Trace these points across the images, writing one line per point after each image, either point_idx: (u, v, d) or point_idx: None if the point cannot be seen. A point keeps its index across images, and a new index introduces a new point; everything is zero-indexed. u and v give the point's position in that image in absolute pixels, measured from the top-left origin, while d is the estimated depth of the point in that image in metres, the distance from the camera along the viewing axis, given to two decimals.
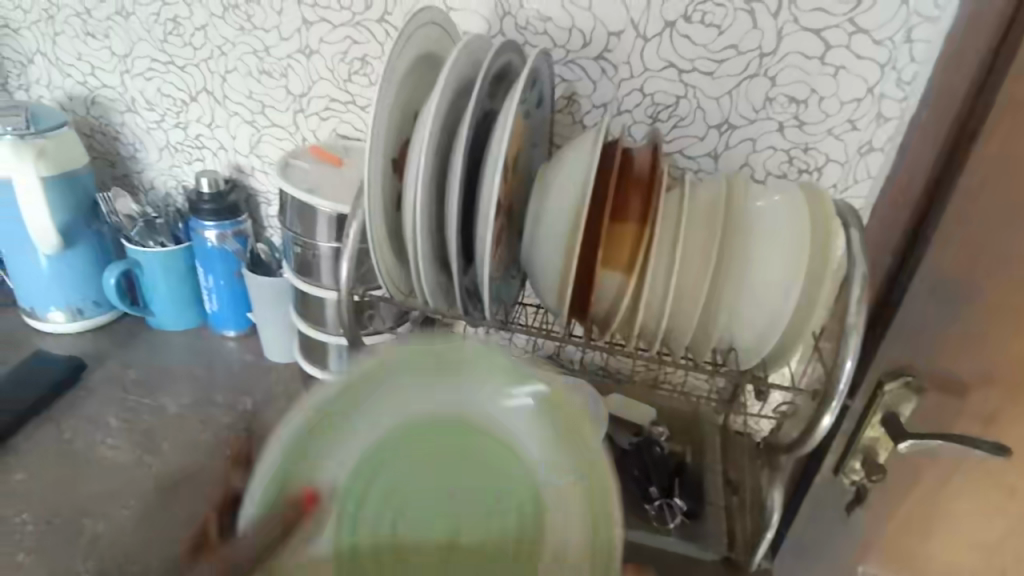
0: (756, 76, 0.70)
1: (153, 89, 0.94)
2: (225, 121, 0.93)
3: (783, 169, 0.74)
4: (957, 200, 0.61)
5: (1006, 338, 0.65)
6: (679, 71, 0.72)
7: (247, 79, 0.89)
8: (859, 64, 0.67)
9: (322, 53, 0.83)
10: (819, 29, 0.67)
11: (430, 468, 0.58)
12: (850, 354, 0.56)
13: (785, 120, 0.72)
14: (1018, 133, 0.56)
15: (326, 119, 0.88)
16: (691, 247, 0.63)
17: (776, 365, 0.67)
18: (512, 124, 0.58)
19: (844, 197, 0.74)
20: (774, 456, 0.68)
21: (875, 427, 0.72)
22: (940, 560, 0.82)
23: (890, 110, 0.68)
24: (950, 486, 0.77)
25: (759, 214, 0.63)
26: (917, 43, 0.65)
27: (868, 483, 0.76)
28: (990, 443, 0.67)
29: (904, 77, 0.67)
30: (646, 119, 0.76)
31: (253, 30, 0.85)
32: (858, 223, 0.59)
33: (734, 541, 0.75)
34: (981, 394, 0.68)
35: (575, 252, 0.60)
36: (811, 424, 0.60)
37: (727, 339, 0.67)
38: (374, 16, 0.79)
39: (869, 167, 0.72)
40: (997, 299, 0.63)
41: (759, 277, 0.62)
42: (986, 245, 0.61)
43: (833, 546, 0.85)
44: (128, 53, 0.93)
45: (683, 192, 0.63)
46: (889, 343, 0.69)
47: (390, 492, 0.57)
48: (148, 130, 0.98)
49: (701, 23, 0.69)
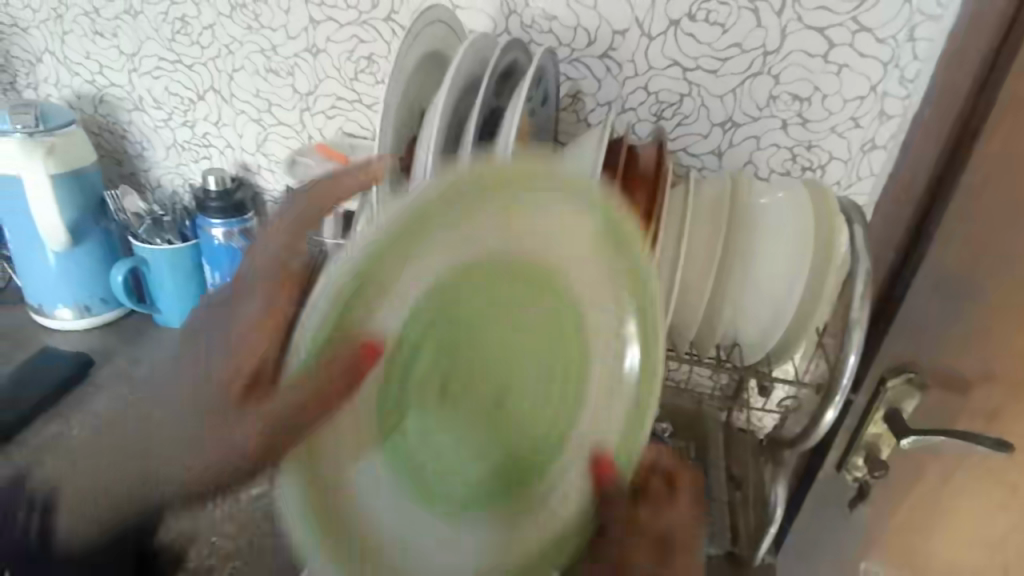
0: (760, 74, 0.71)
1: (160, 87, 0.95)
2: (232, 119, 0.94)
3: (786, 166, 0.75)
4: (959, 197, 0.62)
5: (1010, 334, 0.65)
6: (683, 69, 0.73)
7: (254, 78, 0.89)
8: (862, 62, 0.67)
9: (329, 52, 0.84)
10: (823, 27, 0.67)
11: (475, 332, 0.55)
12: (853, 348, 0.56)
13: (788, 118, 0.72)
14: (1020, 131, 0.57)
15: (332, 117, 0.88)
16: (695, 244, 0.63)
17: (779, 360, 0.68)
18: (519, 120, 0.57)
19: (847, 194, 0.74)
20: (777, 451, 0.69)
21: (878, 423, 0.73)
22: (941, 558, 0.82)
23: (893, 108, 0.69)
24: (952, 482, 0.77)
25: (763, 210, 0.64)
26: (920, 42, 0.65)
27: (870, 480, 0.76)
28: (992, 440, 0.68)
29: (906, 75, 0.67)
30: (650, 117, 0.76)
31: (261, 29, 0.85)
32: (862, 220, 0.59)
33: (738, 536, 0.76)
34: (984, 391, 0.68)
35: None
36: (813, 419, 0.60)
37: (731, 335, 0.68)
38: (380, 15, 0.80)
39: (872, 165, 0.72)
40: (1000, 299, 0.64)
41: (763, 271, 0.64)
42: (988, 243, 0.62)
43: (835, 541, 0.85)
44: (136, 52, 0.94)
45: (687, 189, 0.63)
46: (891, 339, 0.71)
47: (445, 339, 0.55)
48: (156, 128, 0.99)
49: (705, 21, 0.70)
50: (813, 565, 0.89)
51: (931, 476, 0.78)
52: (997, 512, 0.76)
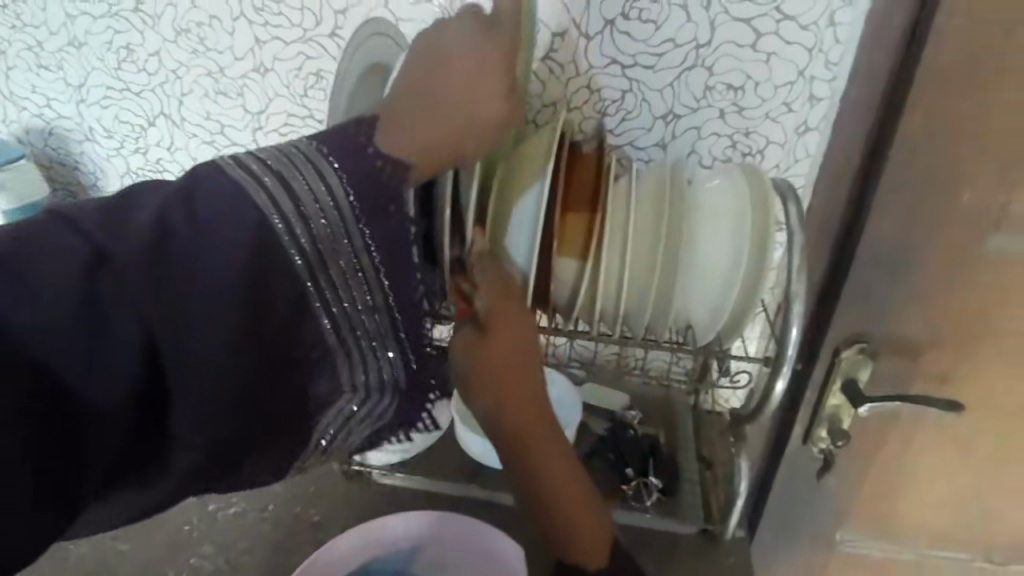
0: (695, 67, 0.74)
1: (110, 116, 0.97)
2: (184, 143, 0.97)
3: (728, 154, 0.79)
4: (893, 169, 0.60)
5: (956, 296, 0.66)
6: (622, 66, 0.76)
7: (204, 101, 0.92)
8: (789, 49, 0.72)
9: (276, 71, 0.87)
10: (748, 18, 0.71)
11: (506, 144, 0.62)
12: (794, 322, 0.60)
13: (725, 107, 0.76)
14: (945, 99, 0.56)
15: (285, 134, 0.92)
16: (643, 229, 0.67)
17: (730, 338, 0.71)
18: (446, 220, 0.60)
19: (785, 177, 0.79)
20: (740, 428, 0.74)
21: (836, 394, 0.74)
22: (909, 517, 0.85)
23: (821, 91, 0.73)
24: (912, 445, 0.79)
25: (703, 194, 0.69)
26: (841, 26, 0.70)
27: (835, 450, 0.77)
28: (946, 402, 0.71)
29: (831, 59, 0.71)
30: (596, 113, 0.79)
31: (207, 52, 0.88)
32: (795, 198, 0.63)
33: (711, 512, 0.79)
34: (934, 353, 0.70)
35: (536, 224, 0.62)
36: (766, 392, 0.64)
37: (684, 318, 0.72)
38: (325, 31, 0.83)
39: (808, 146, 0.77)
40: (942, 264, 0.65)
41: (705, 254, 0.68)
42: (923, 211, 0.62)
43: (810, 517, 0.86)
44: (82, 83, 0.96)
45: (626, 180, 0.67)
46: (839, 318, 0.69)
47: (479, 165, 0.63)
48: (108, 158, 1.01)
49: (638, 19, 0.73)
50: (791, 545, 0.89)
51: (893, 445, 0.79)
52: (952, 467, 0.80)
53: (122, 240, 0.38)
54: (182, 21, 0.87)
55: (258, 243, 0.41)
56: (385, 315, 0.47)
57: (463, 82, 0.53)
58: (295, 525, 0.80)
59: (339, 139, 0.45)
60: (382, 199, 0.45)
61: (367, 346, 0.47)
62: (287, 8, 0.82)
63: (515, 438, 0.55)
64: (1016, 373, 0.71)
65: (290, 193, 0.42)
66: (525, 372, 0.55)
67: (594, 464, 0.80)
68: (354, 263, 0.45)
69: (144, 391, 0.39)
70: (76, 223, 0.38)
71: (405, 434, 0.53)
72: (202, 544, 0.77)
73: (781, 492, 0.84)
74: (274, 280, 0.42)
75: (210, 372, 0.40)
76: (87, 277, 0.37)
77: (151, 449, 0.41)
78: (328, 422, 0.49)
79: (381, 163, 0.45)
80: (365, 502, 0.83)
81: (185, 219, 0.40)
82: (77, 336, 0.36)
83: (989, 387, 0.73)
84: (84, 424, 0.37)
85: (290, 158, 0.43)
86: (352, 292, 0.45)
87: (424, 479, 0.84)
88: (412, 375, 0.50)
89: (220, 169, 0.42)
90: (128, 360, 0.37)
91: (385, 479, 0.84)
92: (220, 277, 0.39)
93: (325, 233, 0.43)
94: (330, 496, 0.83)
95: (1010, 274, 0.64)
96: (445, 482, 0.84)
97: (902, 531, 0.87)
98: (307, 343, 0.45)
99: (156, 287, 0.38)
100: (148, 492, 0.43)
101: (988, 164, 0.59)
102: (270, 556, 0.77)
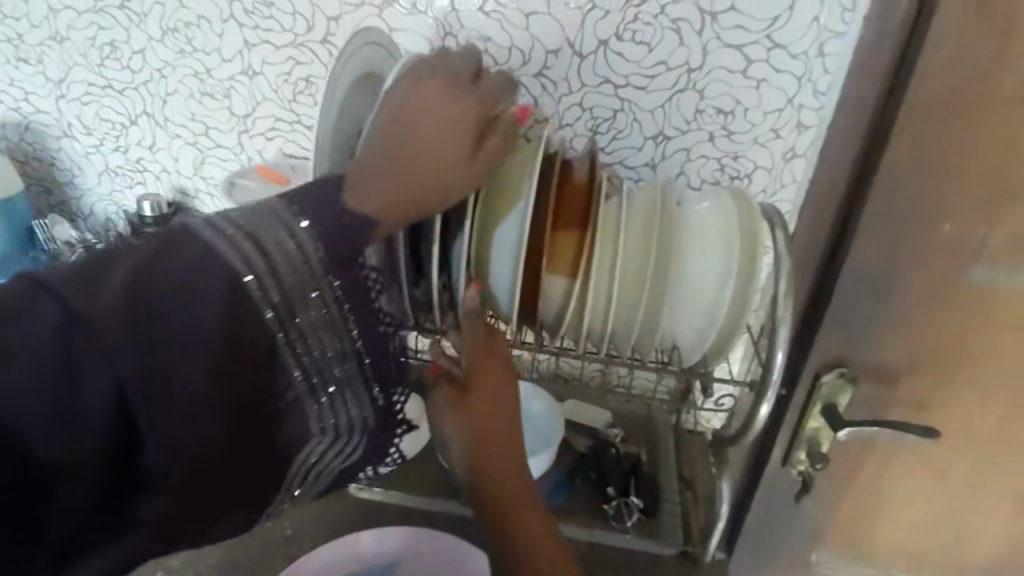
0: (687, 90, 0.75)
1: (90, 113, 0.95)
2: (167, 143, 0.95)
3: (716, 176, 0.80)
4: (876, 197, 0.61)
5: (936, 323, 0.67)
6: (615, 86, 0.76)
7: (189, 101, 0.90)
8: (779, 76, 0.73)
9: (265, 74, 0.86)
10: (740, 45, 0.72)
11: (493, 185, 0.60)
12: (780, 345, 0.61)
13: (715, 130, 0.77)
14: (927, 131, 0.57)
15: (272, 139, 0.90)
16: (632, 246, 0.66)
17: (716, 359, 0.72)
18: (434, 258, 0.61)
19: (772, 201, 0.80)
20: (722, 449, 0.74)
21: (817, 417, 0.74)
22: (885, 540, 0.86)
23: (809, 118, 0.74)
24: (888, 469, 0.79)
25: (690, 217, 0.69)
26: (830, 57, 0.71)
27: (813, 472, 0.77)
28: (922, 427, 0.71)
29: (820, 88, 0.73)
30: (587, 131, 0.79)
31: (193, 52, 0.86)
32: (782, 225, 0.65)
33: (691, 532, 0.79)
34: (911, 378, 0.71)
35: (523, 249, 0.61)
36: (750, 415, 0.64)
37: (670, 338, 0.72)
38: (317, 36, 0.82)
39: (794, 172, 0.78)
40: (922, 292, 0.65)
41: (692, 275, 0.68)
42: (905, 239, 0.63)
43: (788, 539, 0.86)
44: (62, 78, 0.93)
45: (617, 199, 0.67)
46: (822, 340, 0.70)
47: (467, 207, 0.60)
48: (86, 155, 0.99)
49: (632, 40, 0.73)
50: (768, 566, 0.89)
51: (872, 469, 0.80)
52: (927, 491, 0.81)
53: (93, 300, 0.37)
54: (171, 21, 0.85)
55: (230, 296, 0.42)
56: (355, 363, 0.51)
57: (433, 129, 0.53)
58: (268, 538, 0.78)
59: (312, 195, 0.47)
60: (352, 255, 0.47)
61: (339, 393, 0.51)
62: (278, 12, 0.81)
63: (493, 480, 0.58)
64: (993, 401, 0.72)
65: (257, 245, 0.43)
66: (503, 420, 0.59)
67: (576, 483, 0.81)
68: (325, 314, 0.47)
69: (117, 443, 0.39)
70: (50, 288, 0.37)
71: (372, 467, 0.57)
72: (169, 557, 0.75)
73: (759, 513, 0.85)
74: (245, 331, 0.43)
75: (186, 411, 0.41)
76: (59, 337, 0.36)
77: (119, 506, 0.41)
78: (300, 464, 0.51)
79: (350, 218, 0.47)
80: (343, 515, 0.81)
81: (162, 277, 0.40)
82: (54, 395, 0.36)
83: (966, 414, 0.74)
84: (64, 479, 0.38)
85: (258, 215, 0.45)
86: (322, 339, 0.48)
87: (402, 495, 0.83)
88: (379, 412, 0.54)
89: (187, 231, 0.42)
90: (100, 413, 0.38)
91: (362, 493, 0.83)
92: (196, 330, 0.40)
93: (294, 286, 0.45)
94: (307, 510, 0.81)
95: (988, 306, 0.65)
96: (424, 497, 0.82)
97: (877, 554, 0.87)
98: (276, 393, 0.46)
99: (132, 344, 0.38)
100: (118, 548, 0.42)
101: (969, 195, 0.60)
102: (241, 568, 0.75)
